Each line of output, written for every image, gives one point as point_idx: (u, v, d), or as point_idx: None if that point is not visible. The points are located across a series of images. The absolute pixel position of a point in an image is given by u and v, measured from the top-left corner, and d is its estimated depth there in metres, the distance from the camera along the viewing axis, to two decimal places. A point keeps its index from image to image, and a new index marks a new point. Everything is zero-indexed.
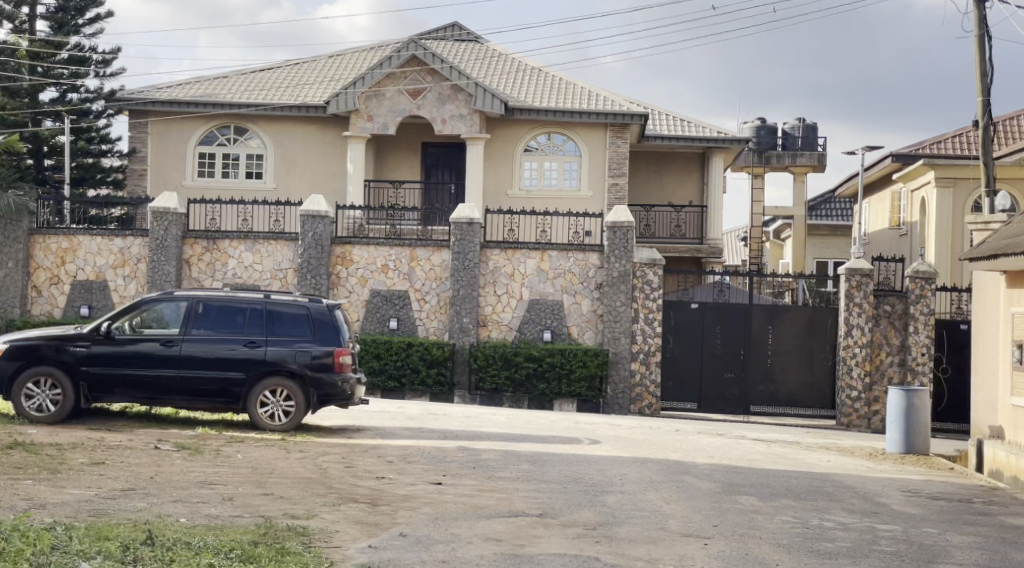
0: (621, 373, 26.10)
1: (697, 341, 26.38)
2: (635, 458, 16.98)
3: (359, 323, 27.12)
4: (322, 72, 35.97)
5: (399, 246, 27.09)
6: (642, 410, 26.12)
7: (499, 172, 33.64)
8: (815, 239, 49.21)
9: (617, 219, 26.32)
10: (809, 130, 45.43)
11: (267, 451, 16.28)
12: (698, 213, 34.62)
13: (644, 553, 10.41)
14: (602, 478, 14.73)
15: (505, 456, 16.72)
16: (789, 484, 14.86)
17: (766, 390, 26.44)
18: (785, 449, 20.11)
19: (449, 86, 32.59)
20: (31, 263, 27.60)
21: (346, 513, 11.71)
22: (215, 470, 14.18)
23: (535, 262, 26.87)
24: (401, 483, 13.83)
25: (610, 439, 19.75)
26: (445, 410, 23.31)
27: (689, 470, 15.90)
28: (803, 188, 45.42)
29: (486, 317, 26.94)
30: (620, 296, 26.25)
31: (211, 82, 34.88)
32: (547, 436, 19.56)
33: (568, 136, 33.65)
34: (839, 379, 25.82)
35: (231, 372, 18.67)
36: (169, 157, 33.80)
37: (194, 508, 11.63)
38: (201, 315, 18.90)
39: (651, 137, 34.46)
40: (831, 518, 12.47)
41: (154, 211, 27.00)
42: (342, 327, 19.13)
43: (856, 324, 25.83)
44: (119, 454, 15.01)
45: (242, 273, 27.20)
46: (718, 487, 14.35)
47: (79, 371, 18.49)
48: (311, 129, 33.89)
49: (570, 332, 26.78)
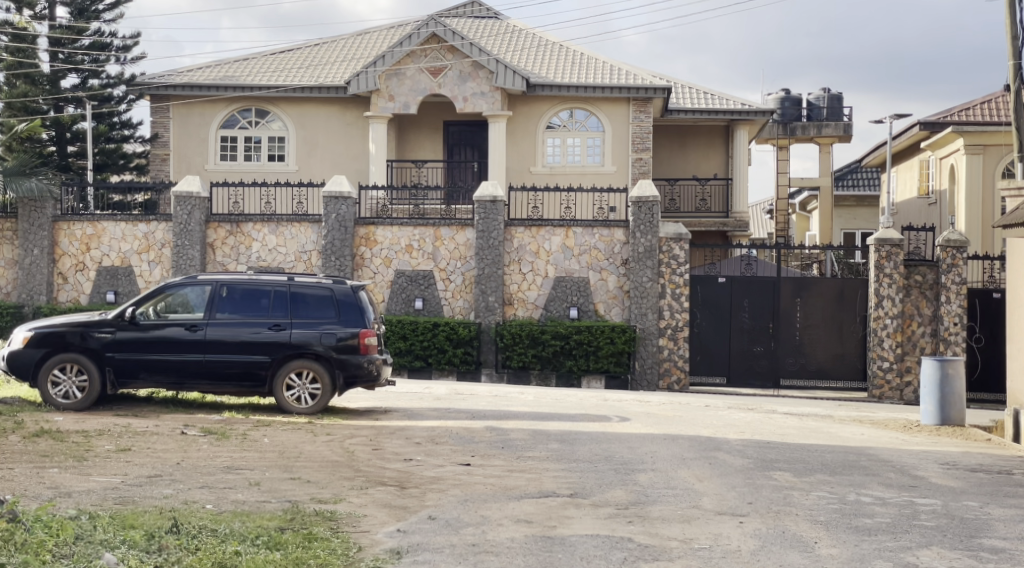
0: (649, 349, 25.88)
1: (724, 314, 26.10)
2: (665, 435, 16.78)
3: (385, 305, 27.00)
4: (342, 53, 35.75)
5: (423, 226, 26.88)
6: (670, 386, 25.91)
7: (522, 148, 33.38)
8: (841, 210, 48.85)
9: (642, 194, 26.08)
10: (834, 100, 44.97)
11: (294, 434, 16.15)
12: (723, 185, 34.44)
13: (678, 533, 10.21)
14: (634, 456, 14.53)
15: (534, 435, 16.54)
16: (822, 459, 14.62)
17: (796, 363, 26.17)
18: (817, 423, 19.86)
19: (470, 63, 32.33)
20: (56, 250, 27.61)
21: (374, 497, 11.56)
22: (242, 455, 14.06)
23: (560, 239, 26.63)
24: (429, 465, 13.67)
25: (640, 416, 19.57)
26: (473, 390, 23.18)
27: (721, 446, 15.68)
28: (829, 158, 45.00)
29: (512, 295, 26.77)
30: (646, 271, 26.02)
31: (231, 65, 34.70)
32: (577, 414, 19.37)
33: (591, 112, 33.36)
34: (870, 350, 25.57)
35: (257, 355, 18.55)
36: (191, 141, 33.70)
37: (220, 493, 11.49)
38: (225, 299, 18.79)
39: (675, 111, 34.12)
40: (867, 493, 12.24)
41: (176, 195, 26.90)
42: (367, 308, 18.97)
43: (886, 295, 25.55)
44: (146, 440, 14.90)
45: (266, 256, 27.06)
46: (750, 463, 14.12)
47: (104, 357, 18.39)
48: (333, 110, 33.73)
49: (597, 309, 26.58)
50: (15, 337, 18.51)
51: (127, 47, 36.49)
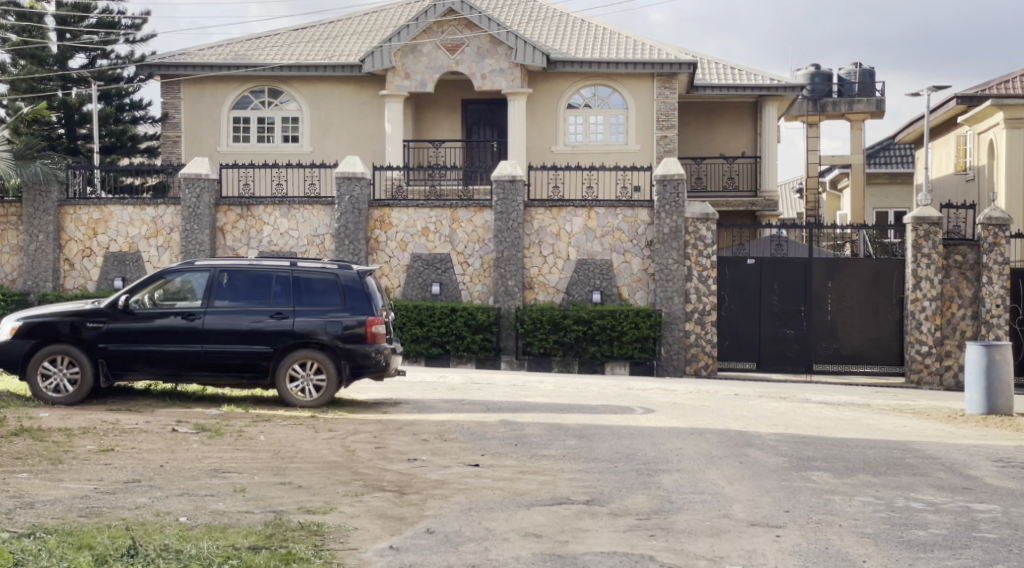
0: (675, 333, 24.65)
1: (754, 297, 24.91)
2: (693, 429, 15.58)
3: (400, 290, 25.91)
4: (357, 29, 34.55)
5: (440, 208, 25.73)
6: (698, 372, 24.71)
7: (543, 126, 32.16)
8: (874, 188, 47.47)
9: (667, 172, 24.82)
10: (866, 75, 43.55)
11: (293, 431, 15.05)
12: (751, 163, 33.23)
13: (706, 550, 9.07)
14: (658, 455, 13.36)
15: (551, 430, 15.40)
16: (863, 456, 13.42)
17: (829, 347, 24.97)
18: (854, 413, 18.62)
19: (488, 38, 31.14)
20: (62, 236, 26.60)
21: (369, 505, 10.46)
22: (233, 456, 12.96)
23: (581, 220, 25.43)
24: (434, 466, 12.53)
25: (665, 407, 18.37)
26: (488, 379, 22.08)
27: (753, 442, 14.49)
28: (860, 135, 43.58)
29: (532, 279, 25.60)
30: (672, 253, 24.79)
31: (243, 44, 33.58)
32: (597, 406, 18.19)
33: (615, 88, 32.12)
34: (907, 334, 24.33)
35: (258, 346, 17.48)
36: (202, 122, 32.66)
37: (200, 503, 10.39)
38: (225, 286, 17.72)
39: (701, 87, 32.85)
40: (916, 497, 11.04)
41: (184, 177, 25.84)
42: (375, 295, 17.86)
43: (925, 276, 24.31)
44: (131, 439, 13.82)
45: (278, 240, 26.00)
46: (785, 461, 12.92)
47: (97, 348, 17.34)
48: (348, 90, 32.61)
49: (621, 292, 25.40)
50: (2, 327, 17.50)
51: (137, 26, 35.42)
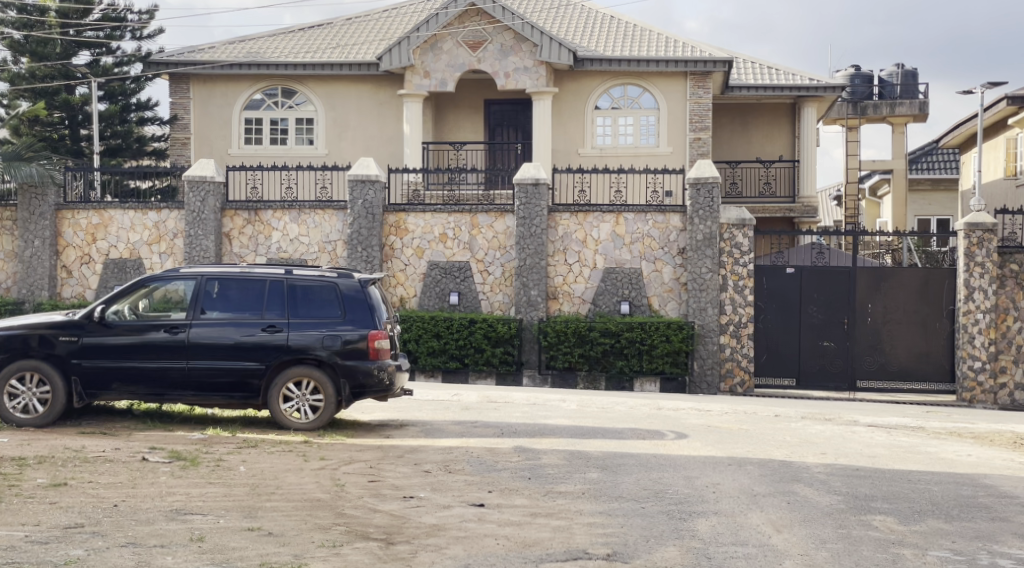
0: (709, 347, 22.89)
1: (793, 310, 23.12)
2: (732, 459, 13.79)
3: (417, 300, 24.20)
4: (375, 27, 32.86)
5: (458, 212, 24.03)
6: (733, 389, 22.94)
7: (568, 128, 30.42)
8: (916, 195, 45.49)
9: (700, 175, 23.02)
10: (909, 77, 41.63)
11: (280, 460, 13.39)
12: (789, 167, 31.41)
13: None
14: (691, 492, 11.60)
15: (571, 460, 13.64)
16: (928, 493, 11.66)
17: (874, 361, 23.15)
18: (909, 438, 16.74)
19: (512, 35, 29.43)
20: (60, 241, 25.02)
21: (349, 559, 8.86)
22: (203, 492, 11.30)
23: (609, 226, 23.67)
24: (432, 506, 10.84)
25: (699, 431, 16.56)
26: (506, 397, 20.35)
27: (801, 475, 12.67)
28: (903, 138, 41.60)
29: (556, 288, 23.82)
30: (705, 262, 22.99)
31: (256, 41, 31.98)
32: (623, 430, 16.39)
33: (644, 88, 30.33)
34: (960, 349, 22.54)
35: (249, 362, 15.80)
36: (213, 123, 31.09)
37: (147, 558, 8.81)
38: (215, 296, 16.07)
39: (736, 88, 31.06)
40: (1003, 552, 9.46)
41: (189, 179, 24.20)
42: (378, 307, 16.16)
43: (978, 286, 22.50)
44: (92, 470, 12.17)
45: (287, 247, 24.38)
46: (840, 501, 11.18)
47: (70, 364, 15.72)
48: (365, 90, 30.99)
49: (651, 303, 23.63)
50: None
51: (144, 23, 33.99)
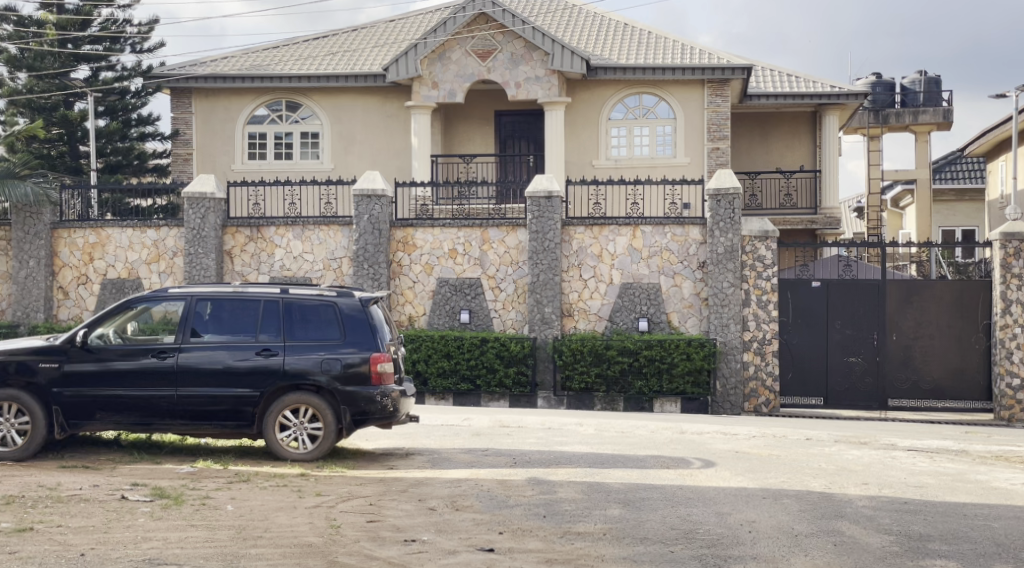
0: (732, 366, 21.70)
1: (820, 326, 21.94)
2: (766, 491, 12.62)
3: (427, 318, 23.08)
4: (381, 37, 31.80)
5: (469, 227, 22.93)
6: (757, 409, 21.72)
7: (582, 139, 29.30)
8: (939, 205, 44.23)
9: (721, 186, 21.88)
10: (932, 84, 40.18)
11: (272, 496, 12.28)
12: (810, 177, 30.18)
13: None
14: (725, 531, 10.45)
15: (591, 493, 12.48)
16: (987, 531, 10.56)
17: (907, 379, 21.92)
18: (952, 463, 15.53)
19: (523, 44, 28.34)
20: (55, 261, 23.97)
21: None
22: (183, 537, 10.21)
23: (626, 239, 22.55)
24: (437, 553, 9.75)
25: (727, 458, 15.36)
26: (519, 421, 19.17)
27: (845, 510, 11.52)
28: (926, 147, 40.36)
29: (572, 305, 22.66)
30: (727, 274, 21.85)
31: (260, 53, 30.92)
32: (645, 458, 15.21)
33: (661, 97, 29.22)
34: (997, 365, 21.34)
35: (242, 389, 14.68)
36: (215, 138, 30.06)
37: None
38: (207, 318, 14.96)
39: (754, 96, 29.86)
40: None
41: (188, 196, 23.11)
42: (381, 327, 15.02)
43: (1015, 299, 21.32)
44: (64, 512, 11.07)
45: (291, 265, 23.29)
46: (891, 543, 10.07)
47: (51, 394, 14.64)
48: (371, 102, 29.93)
49: (670, 319, 22.45)
50: None
51: (144, 36, 33.04)
